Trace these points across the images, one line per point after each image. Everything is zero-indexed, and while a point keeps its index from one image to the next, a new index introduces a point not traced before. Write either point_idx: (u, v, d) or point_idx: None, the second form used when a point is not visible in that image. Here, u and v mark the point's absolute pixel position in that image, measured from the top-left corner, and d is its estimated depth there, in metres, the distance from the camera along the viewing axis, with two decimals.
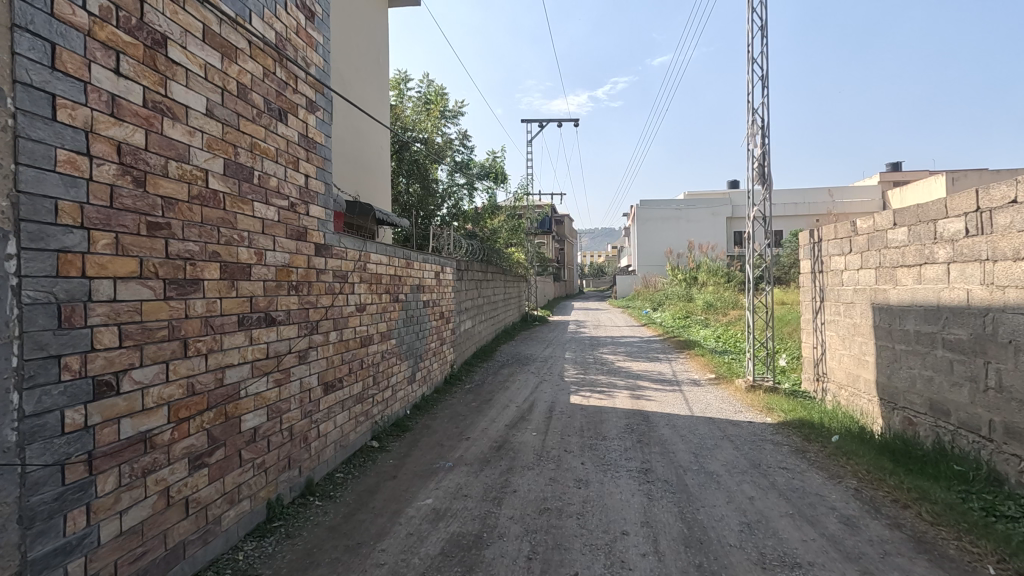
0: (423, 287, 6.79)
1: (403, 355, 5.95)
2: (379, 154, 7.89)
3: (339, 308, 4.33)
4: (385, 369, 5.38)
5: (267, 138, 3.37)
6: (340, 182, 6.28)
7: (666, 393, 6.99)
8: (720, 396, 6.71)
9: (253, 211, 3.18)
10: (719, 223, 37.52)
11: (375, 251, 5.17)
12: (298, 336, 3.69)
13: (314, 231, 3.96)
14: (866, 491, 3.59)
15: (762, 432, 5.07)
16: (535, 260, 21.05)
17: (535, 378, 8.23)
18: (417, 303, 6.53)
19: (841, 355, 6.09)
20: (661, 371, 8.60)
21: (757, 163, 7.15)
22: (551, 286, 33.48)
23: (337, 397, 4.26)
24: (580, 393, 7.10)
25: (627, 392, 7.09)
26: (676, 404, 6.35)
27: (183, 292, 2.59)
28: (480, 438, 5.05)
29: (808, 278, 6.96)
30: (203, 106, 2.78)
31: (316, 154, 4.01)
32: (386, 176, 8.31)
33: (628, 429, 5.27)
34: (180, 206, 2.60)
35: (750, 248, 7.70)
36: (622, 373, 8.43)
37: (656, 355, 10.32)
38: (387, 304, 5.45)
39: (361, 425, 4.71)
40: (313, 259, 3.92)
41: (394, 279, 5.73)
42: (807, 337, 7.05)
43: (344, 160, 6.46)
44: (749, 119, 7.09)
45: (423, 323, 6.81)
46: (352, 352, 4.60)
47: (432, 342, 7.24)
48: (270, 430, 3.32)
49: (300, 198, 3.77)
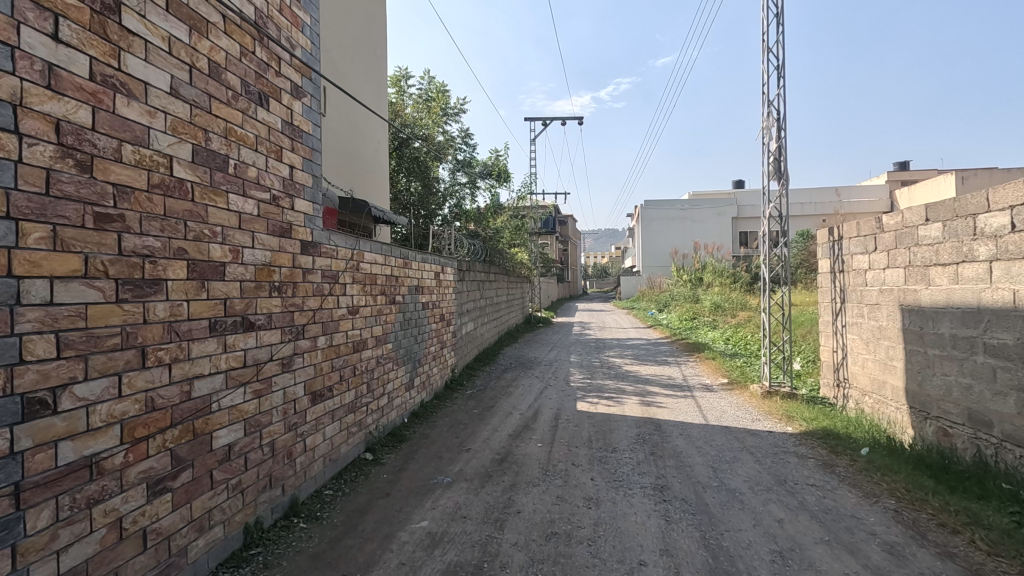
0: (422, 288, 6.48)
1: (400, 360, 5.63)
2: (377, 150, 7.59)
3: (328, 311, 4.01)
4: (381, 375, 5.06)
5: (245, 124, 3.06)
6: (332, 177, 5.96)
7: (677, 400, 6.65)
8: (735, 403, 6.36)
9: (227, 204, 2.86)
10: (725, 224, 37.11)
11: (369, 250, 4.86)
12: (281, 342, 3.37)
13: (300, 228, 3.64)
14: (908, 513, 3.25)
15: (784, 443, 4.73)
16: (538, 260, 20.73)
17: (539, 383, 7.90)
18: (415, 304, 6.21)
19: (865, 359, 5.74)
20: (671, 375, 8.26)
21: (773, 157, 6.80)
22: (555, 286, 33.12)
23: (326, 407, 3.94)
24: (587, 399, 6.77)
25: (637, 398, 6.75)
26: (689, 411, 6.00)
27: (140, 294, 2.27)
28: (481, 450, 4.72)
29: (827, 278, 6.61)
30: (166, 84, 2.46)
31: (302, 143, 3.69)
32: (384, 172, 7.99)
33: (640, 440, 4.94)
34: (138, 195, 2.28)
35: (765, 247, 7.35)
36: (631, 377, 8.09)
37: (665, 358, 9.97)
38: (382, 306, 5.12)
39: (353, 437, 4.39)
40: (298, 258, 3.60)
41: (390, 279, 5.41)
42: (826, 340, 6.69)
43: (337, 155, 6.14)
44: (764, 112, 6.75)
45: (422, 326, 6.49)
46: (344, 358, 4.28)
47: (432, 345, 6.91)
48: (248, 447, 2.99)
49: (284, 191, 3.45)
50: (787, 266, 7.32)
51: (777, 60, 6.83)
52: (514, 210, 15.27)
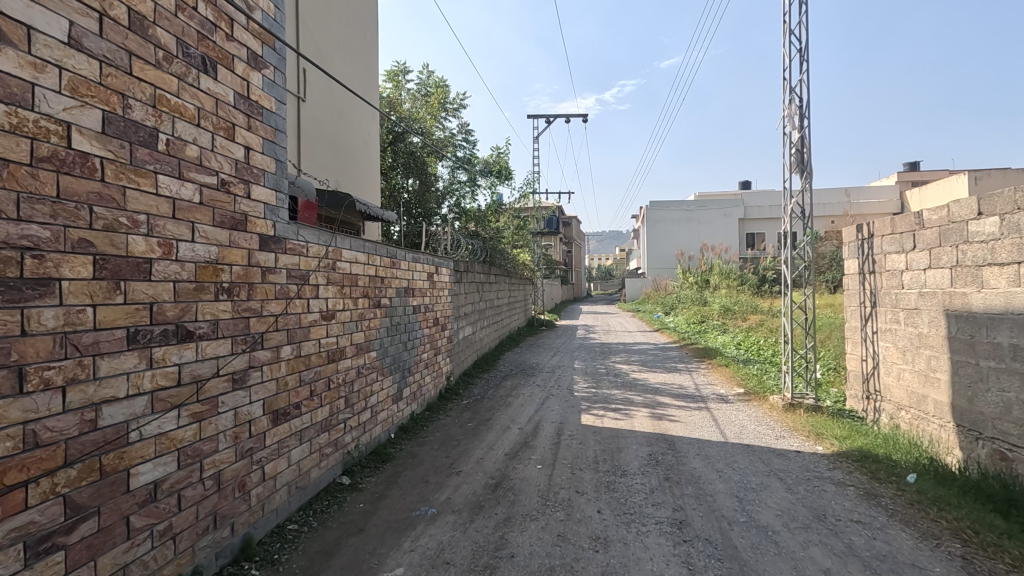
0: (412, 290, 5.95)
1: (386, 370, 5.10)
2: (368, 142, 7.08)
3: (295, 317, 3.49)
4: (362, 387, 4.53)
5: (182, 93, 2.54)
6: (310, 168, 5.46)
7: (691, 412, 6.10)
8: (754, 417, 5.81)
9: (155, 187, 2.35)
10: (731, 225, 36.50)
11: (349, 247, 4.33)
12: (232, 354, 2.85)
13: (258, 220, 3.13)
14: (980, 563, 2.69)
15: (817, 467, 4.17)
16: (542, 262, 20.16)
17: (541, 392, 7.36)
18: (405, 308, 5.69)
19: (901, 370, 5.18)
20: (683, 384, 7.70)
21: (795, 148, 6.24)
22: (558, 288, 32.51)
23: (291, 428, 3.42)
24: (592, 411, 6.22)
25: (647, 410, 6.20)
26: (705, 426, 5.45)
27: (17, 297, 1.77)
28: (473, 474, 4.19)
29: (855, 280, 6.05)
30: (62, 31, 1.94)
31: (262, 122, 3.18)
32: (376, 167, 7.49)
33: (652, 461, 4.39)
34: (14, 169, 1.78)
35: (786, 246, 6.78)
36: (639, 386, 7.54)
37: (675, 365, 9.41)
38: (364, 310, 4.60)
39: (327, 459, 3.87)
40: (256, 256, 3.08)
41: (375, 281, 4.89)
42: (853, 348, 6.13)
43: (317, 144, 5.63)
44: (785, 99, 6.20)
45: (414, 331, 5.97)
46: (316, 370, 3.76)
47: (424, 352, 6.39)
48: (183, 482, 2.48)
49: (236, 176, 2.93)
50: (811, 266, 6.75)
51: (799, 44, 6.28)
52: (516, 209, 14.74)
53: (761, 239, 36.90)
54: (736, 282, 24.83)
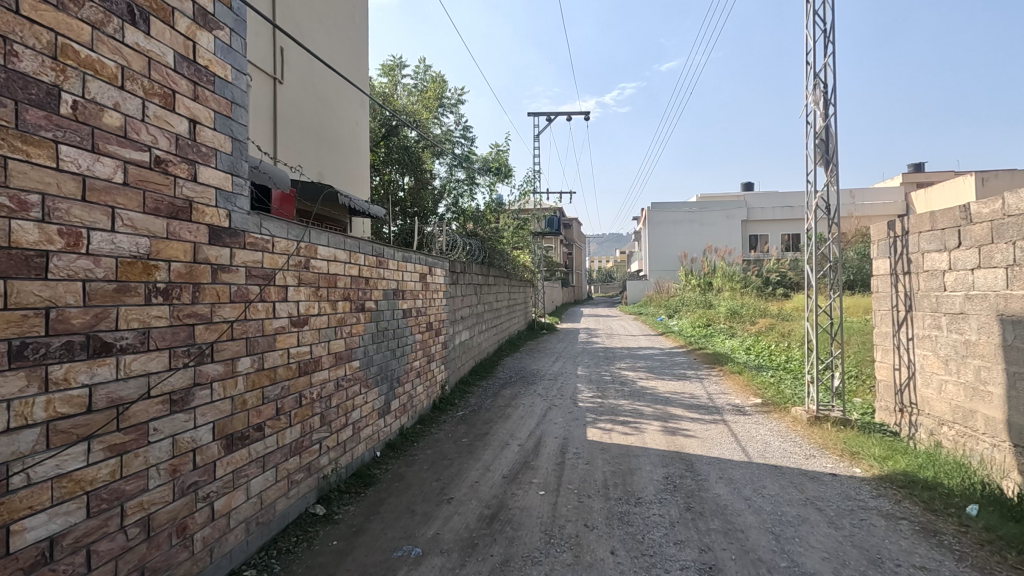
0: (402, 293, 5.43)
1: (370, 381, 4.59)
2: (357, 132, 6.62)
3: (255, 324, 2.97)
4: (341, 402, 4.02)
5: (99, 46, 2.04)
6: (286, 157, 4.94)
7: (707, 427, 5.57)
8: (777, 432, 5.29)
9: (54, 161, 1.85)
10: (734, 226, 36.01)
11: (325, 243, 3.82)
12: (169, 370, 2.34)
13: (207, 208, 2.61)
14: None
15: (859, 495, 3.64)
16: (542, 263, 19.65)
17: (543, 402, 6.85)
18: (393, 313, 5.17)
19: (943, 381, 4.66)
20: (694, 393, 7.18)
21: (819, 138, 5.73)
22: (558, 291, 32.01)
23: (250, 454, 2.89)
24: (599, 425, 5.70)
25: (658, 424, 5.68)
26: (724, 443, 4.93)
27: None
28: (466, 502, 3.67)
29: (887, 282, 5.53)
30: None
31: (213, 92, 2.66)
32: (366, 161, 6.98)
33: (669, 487, 3.87)
34: None
35: (808, 245, 6.26)
36: (648, 395, 7.00)
37: (683, 372, 8.88)
38: (343, 315, 4.09)
39: (297, 487, 3.35)
40: (204, 251, 2.57)
41: (358, 282, 4.38)
42: (884, 355, 5.62)
43: (296, 131, 5.12)
44: (808, 85, 5.69)
45: (404, 338, 5.47)
46: (282, 386, 3.24)
47: (416, 360, 5.87)
48: (94, 534, 1.96)
49: (177, 153, 2.42)
50: (837, 265, 6.22)
51: (823, 26, 5.78)
52: (516, 208, 14.22)
53: (765, 241, 36.40)
54: (740, 284, 24.31)
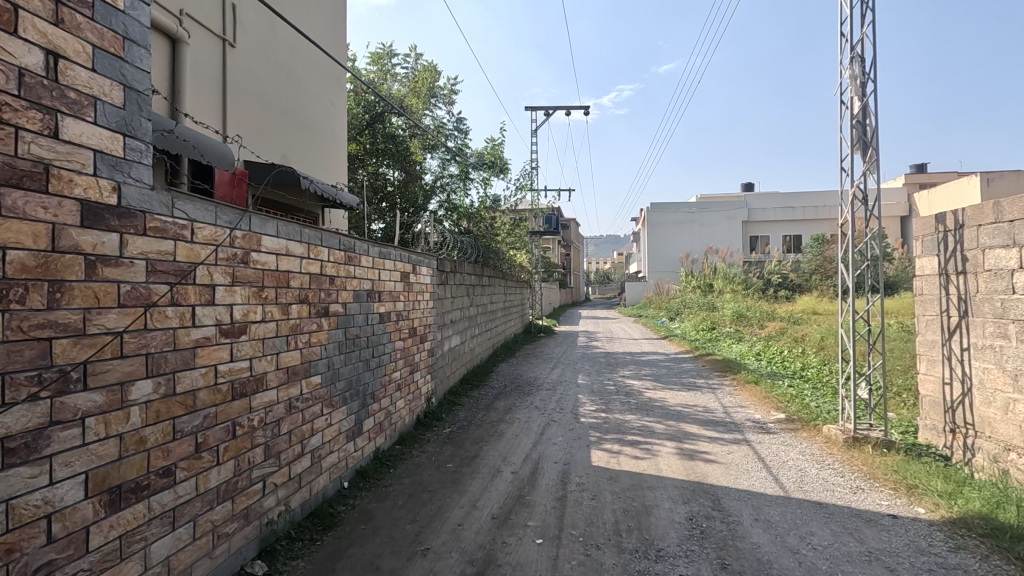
0: (378, 294, 4.71)
1: (335, 400, 3.86)
2: (332, 112, 6.35)
3: (162, 335, 2.25)
4: (294, 427, 3.30)
5: None
6: (238, 132, 4.75)
7: (729, 448, 4.86)
8: (811, 456, 4.59)
9: None
10: (735, 227, 35.39)
11: (273, 233, 3.10)
12: (1, 407, 1.62)
13: (80, 177, 1.89)
14: None
15: (932, 547, 2.93)
16: (540, 264, 18.92)
17: (540, 416, 6.13)
18: (366, 318, 4.45)
19: (1010, 400, 3.97)
20: (708, 407, 6.46)
21: (856, 120, 5.02)
22: (556, 291, 31.35)
23: (149, 510, 2.16)
24: (605, 445, 4.99)
25: (673, 445, 4.96)
26: (753, 471, 4.22)
27: None
28: (445, 555, 2.94)
29: (935, 283, 4.82)
30: None
31: (90, 19, 1.95)
32: (343, 134, 6.71)
33: (695, 533, 3.16)
34: None
35: (841, 242, 5.55)
36: (657, 409, 6.28)
37: (693, 381, 8.17)
38: (298, 321, 3.37)
39: (226, 542, 2.62)
40: (70, 237, 1.85)
41: (318, 281, 3.65)
42: (930, 367, 4.92)
43: (248, 104, 4.90)
44: (844, 59, 4.99)
45: (381, 346, 4.76)
46: (206, 414, 2.51)
47: (396, 370, 5.15)
48: None
49: (19, 94, 1.70)
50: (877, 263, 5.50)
51: None
52: (513, 206, 13.48)
53: (766, 242, 35.78)
54: (742, 287, 23.68)
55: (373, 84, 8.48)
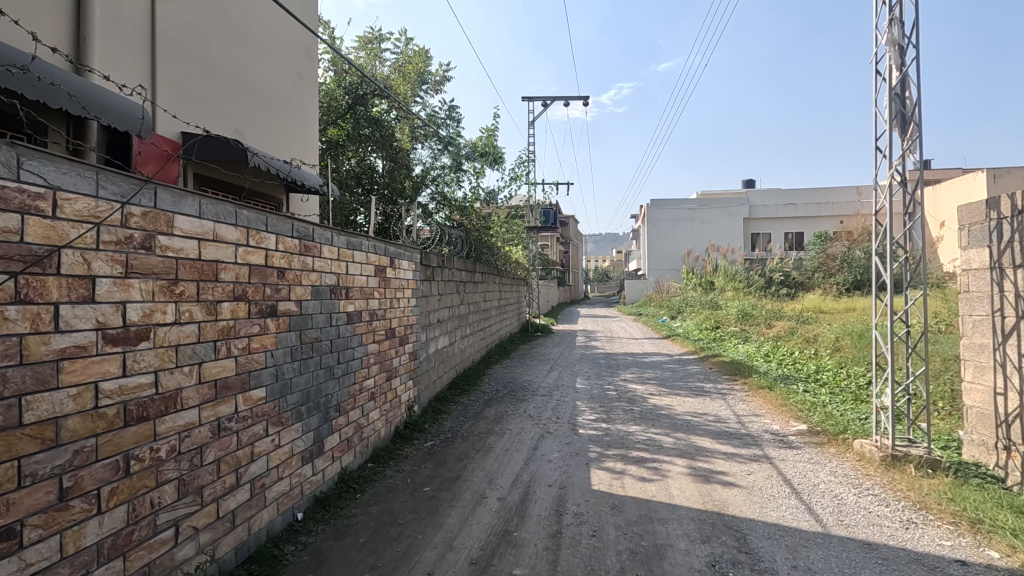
0: (346, 291, 4.09)
1: (285, 416, 3.23)
2: (293, 86, 6.12)
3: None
4: (225, 454, 2.66)
5: None
6: (180, 97, 4.49)
7: (748, 467, 4.22)
8: (845, 477, 3.97)
9: None
10: (736, 224, 34.77)
11: (192, 212, 2.46)
12: None
13: None
14: None
15: None
16: (537, 261, 18.30)
17: (534, 426, 5.51)
18: (328, 318, 3.81)
19: None
20: (720, 416, 5.83)
21: (895, 94, 4.38)
22: (553, 289, 30.68)
23: None
24: (607, 463, 4.37)
25: (684, 463, 4.33)
26: (780, 498, 3.60)
27: None
28: None
29: (986, 278, 4.20)
30: None
31: None
32: (308, 106, 6.45)
33: None
34: None
35: (874, 233, 4.92)
36: (664, 419, 5.67)
37: (701, 386, 7.54)
38: (231, 323, 2.74)
39: None
40: None
41: (262, 274, 3.02)
42: (977, 374, 4.31)
43: (193, 67, 4.63)
44: (880, 22, 4.36)
45: (350, 351, 4.15)
46: (79, 449, 1.88)
47: (369, 377, 4.52)
48: None
49: None
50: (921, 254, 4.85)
51: None
52: (508, 199, 12.85)
53: (767, 239, 35.17)
54: (744, 285, 23.07)
55: (358, 65, 7.83)
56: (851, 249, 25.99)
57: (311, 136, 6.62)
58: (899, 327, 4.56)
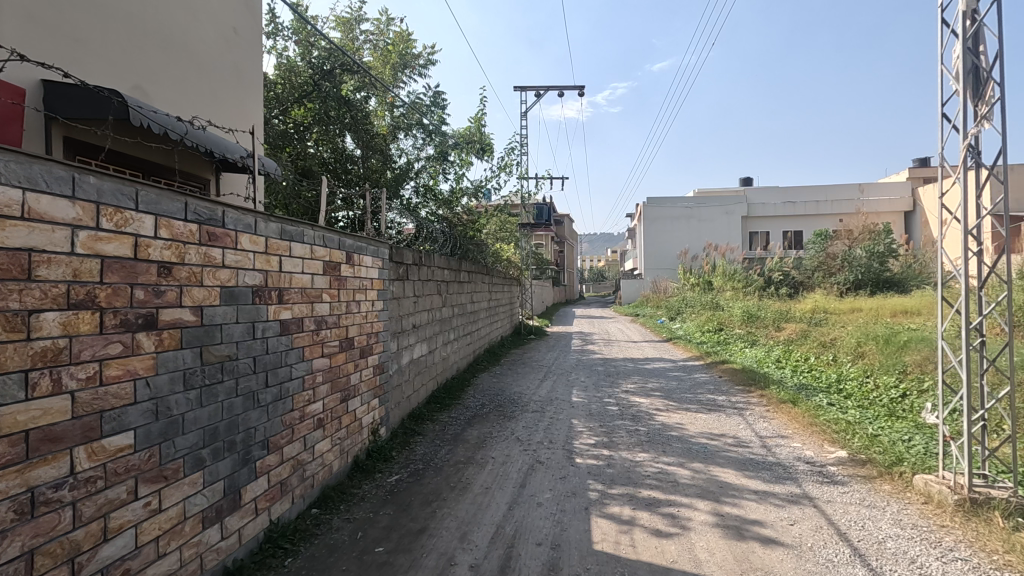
0: (277, 292, 3.20)
1: (172, 468, 2.34)
2: (218, 43, 5.56)
3: None
4: (45, 541, 1.77)
5: None
6: (85, 53, 4.04)
7: (789, 514, 3.34)
8: (915, 531, 3.10)
9: None
10: (734, 223, 33.98)
11: None
12: None
13: None
14: None
15: None
16: (531, 259, 17.39)
17: (522, 452, 4.64)
18: (250, 329, 2.92)
19: None
20: (742, 439, 4.96)
21: (971, 48, 3.51)
22: (549, 290, 29.78)
23: None
24: (612, 506, 3.50)
25: (708, 507, 3.46)
26: (842, 565, 2.74)
27: None
28: None
29: None
30: None
31: None
32: (246, 65, 6.06)
33: None
34: None
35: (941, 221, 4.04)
36: (676, 444, 4.80)
37: (713, 399, 6.67)
38: (61, 344, 1.84)
39: None
40: None
41: (128, 272, 2.12)
42: None
43: (99, 18, 4.16)
44: None
45: (285, 369, 3.27)
46: None
47: (315, 400, 3.63)
48: None
49: None
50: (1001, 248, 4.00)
51: None
52: (499, 192, 11.98)
53: (766, 238, 34.38)
54: (743, 285, 22.25)
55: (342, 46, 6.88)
56: (852, 247, 25.17)
57: (246, 100, 6.12)
58: (981, 337, 3.63)
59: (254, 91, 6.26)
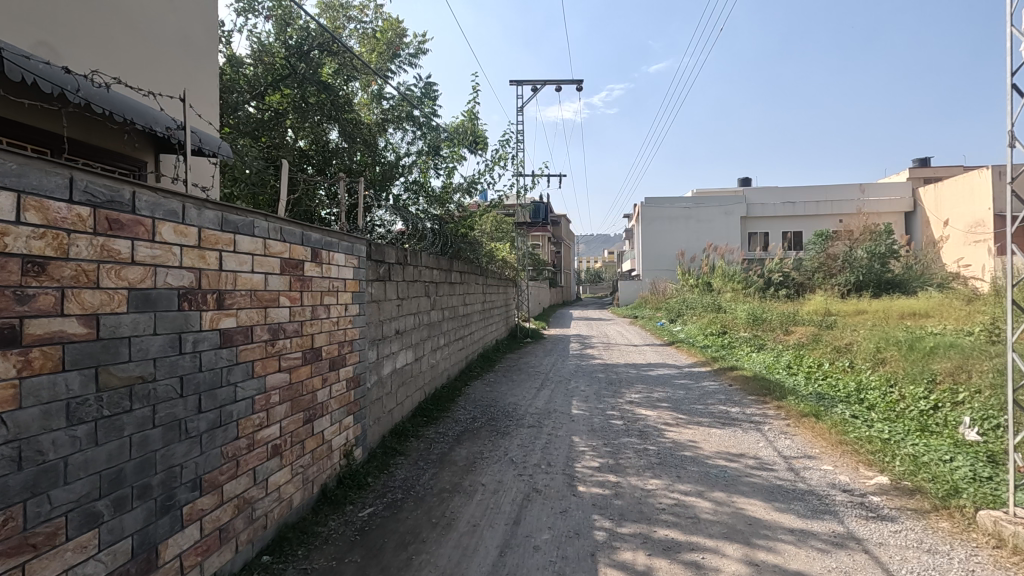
0: (214, 296, 2.60)
1: (43, 531, 1.74)
2: (157, 9, 5.26)
3: None
4: None
5: None
6: None
7: (837, 563, 2.77)
8: None
9: None
10: (734, 223, 33.51)
11: None
12: None
13: None
14: None
15: None
16: (527, 259, 16.82)
17: (515, 478, 4.05)
18: (171, 343, 2.32)
19: None
20: (766, 461, 4.38)
21: None
22: (545, 291, 29.26)
23: None
24: (622, 551, 2.92)
25: (738, 552, 2.89)
26: None
27: None
28: None
29: None
30: None
31: None
32: (192, 30, 5.72)
33: None
34: None
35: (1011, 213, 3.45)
36: (693, 467, 4.22)
37: (726, 411, 6.11)
38: None
39: None
40: None
41: None
42: None
43: None
44: None
45: (226, 390, 2.67)
46: None
47: (267, 424, 3.03)
48: None
49: None
50: None
51: None
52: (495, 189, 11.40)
53: (766, 239, 33.88)
54: (744, 286, 21.74)
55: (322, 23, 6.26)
56: (852, 248, 24.73)
57: (195, 68, 5.76)
58: None
59: (204, 67, 5.89)
